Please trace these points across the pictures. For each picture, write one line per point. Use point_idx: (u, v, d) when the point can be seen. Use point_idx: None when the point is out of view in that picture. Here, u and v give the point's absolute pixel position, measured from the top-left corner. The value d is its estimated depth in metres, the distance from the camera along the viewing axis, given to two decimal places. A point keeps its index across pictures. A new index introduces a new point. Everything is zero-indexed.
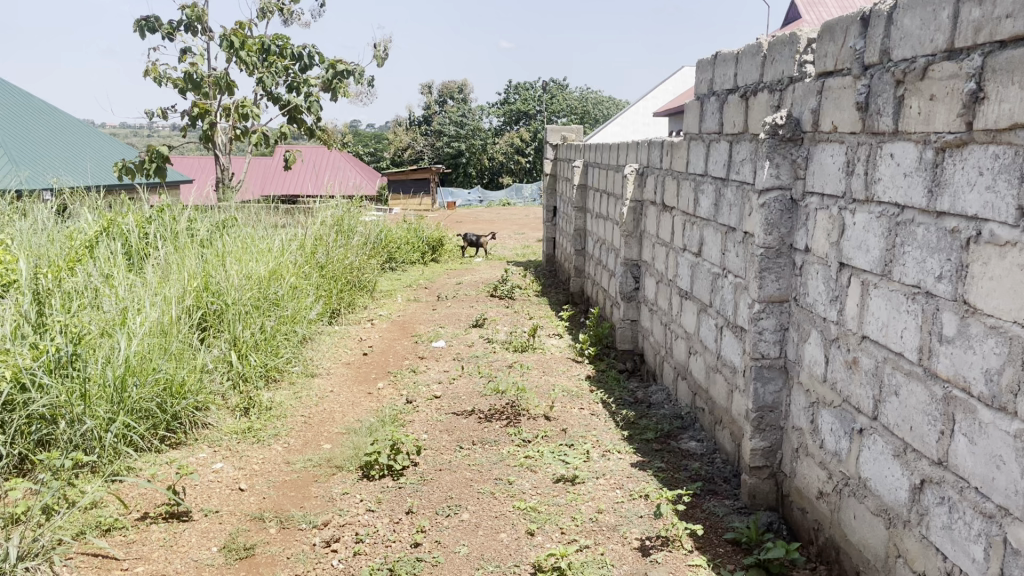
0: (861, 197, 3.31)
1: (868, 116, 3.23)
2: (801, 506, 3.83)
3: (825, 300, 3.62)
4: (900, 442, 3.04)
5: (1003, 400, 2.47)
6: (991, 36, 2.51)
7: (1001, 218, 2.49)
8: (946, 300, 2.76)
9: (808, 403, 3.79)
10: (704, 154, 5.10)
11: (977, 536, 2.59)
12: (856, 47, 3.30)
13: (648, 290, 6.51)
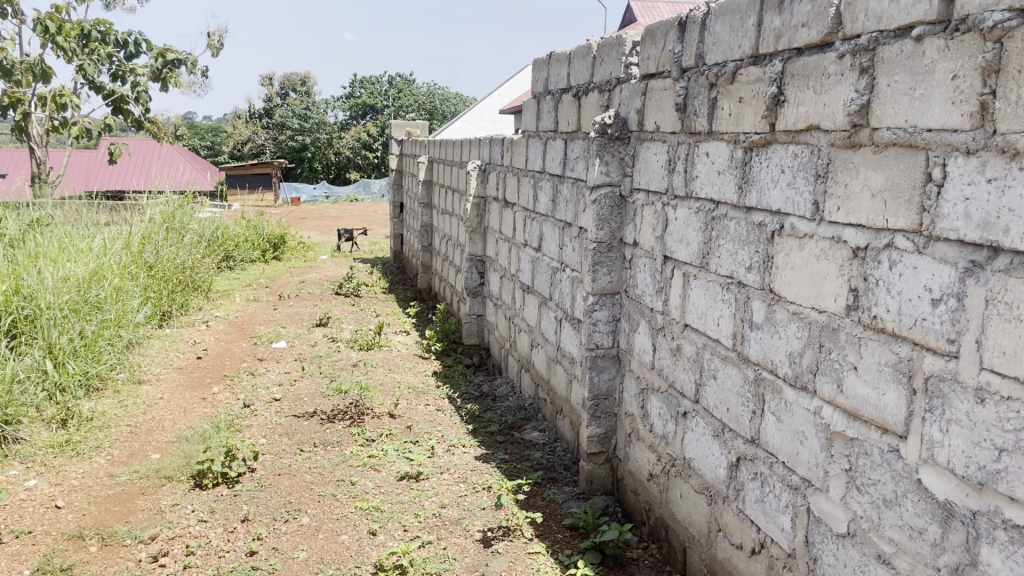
0: (682, 194, 3.50)
1: (686, 116, 3.42)
2: (634, 488, 4.01)
3: (652, 291, 3.80)
4: (718, 423, 3.24)
5: (805, 380, 2.69)
6: (789, 43, 2.71)
7: (800, 213, 2.70)
8: (755, 289, 2.97)
9: (638, 390, 3.96)
10: (541, 151, 5.21)
11: (784, 507, 2.81)
12: (675, 51, 3.48)
13: (492, 285, 6.60)
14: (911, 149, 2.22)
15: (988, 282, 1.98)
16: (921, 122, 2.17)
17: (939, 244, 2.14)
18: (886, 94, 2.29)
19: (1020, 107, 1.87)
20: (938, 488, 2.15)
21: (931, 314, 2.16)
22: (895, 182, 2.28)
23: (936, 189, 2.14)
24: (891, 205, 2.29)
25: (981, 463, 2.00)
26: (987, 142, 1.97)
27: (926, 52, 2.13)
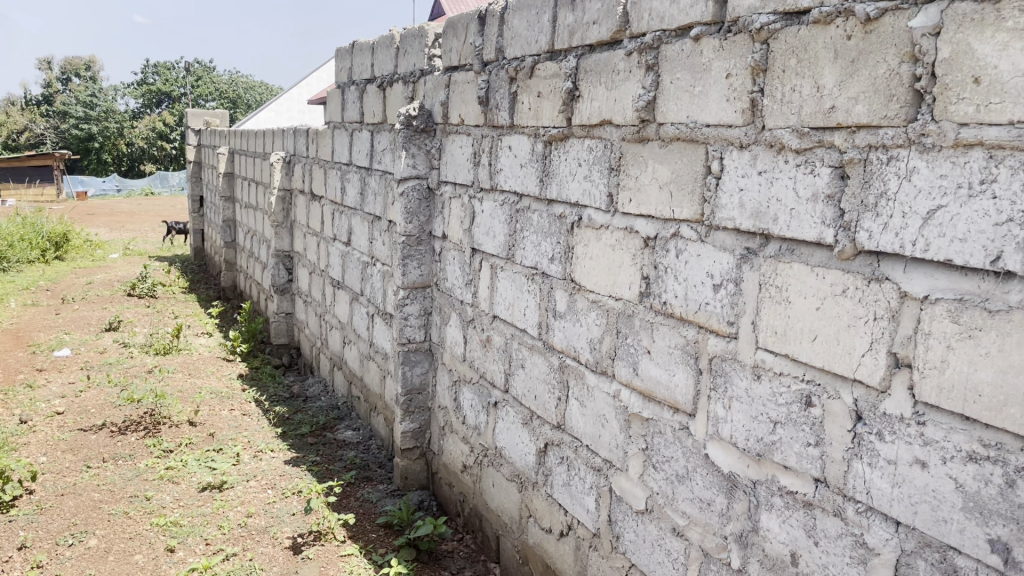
0: (487, 186, 3.52)
1: (488, 109, 3.44)
2: (448, 481, 4.01)
3: (461, 283, 3.81)
4: (527, 411, 3.30)
5: (604, 365, 2.80)
6: (581, 40, 2.80)
7: (596, 204, 2.80)
8: (558, 279, 3.05)
9: (450, 382, 3.96)
10: (347, 143, 5.09)
11: (589, 488, 2.91)
12: (476, 44, 3.50)
13: (301, 282, 6.38)
14: (693, 144, 2.35)
15: (761, 267, 2.13)
16: (700, 118, 2.31)
17: (719, 233, 2.29)
18: (669, 91, 2.42)
19: (784, 104, 2.03)
20: (723, 461, 2.30)
21: (713, 299, 2.30)
22: (680, 175, 2.41)
23: (715, 181, 2.28)
24: (677, 196, 2.43)
25: (759, 435, 2.16)
26: (757, 137, 2.12)
27: (703, 52, 2.27)
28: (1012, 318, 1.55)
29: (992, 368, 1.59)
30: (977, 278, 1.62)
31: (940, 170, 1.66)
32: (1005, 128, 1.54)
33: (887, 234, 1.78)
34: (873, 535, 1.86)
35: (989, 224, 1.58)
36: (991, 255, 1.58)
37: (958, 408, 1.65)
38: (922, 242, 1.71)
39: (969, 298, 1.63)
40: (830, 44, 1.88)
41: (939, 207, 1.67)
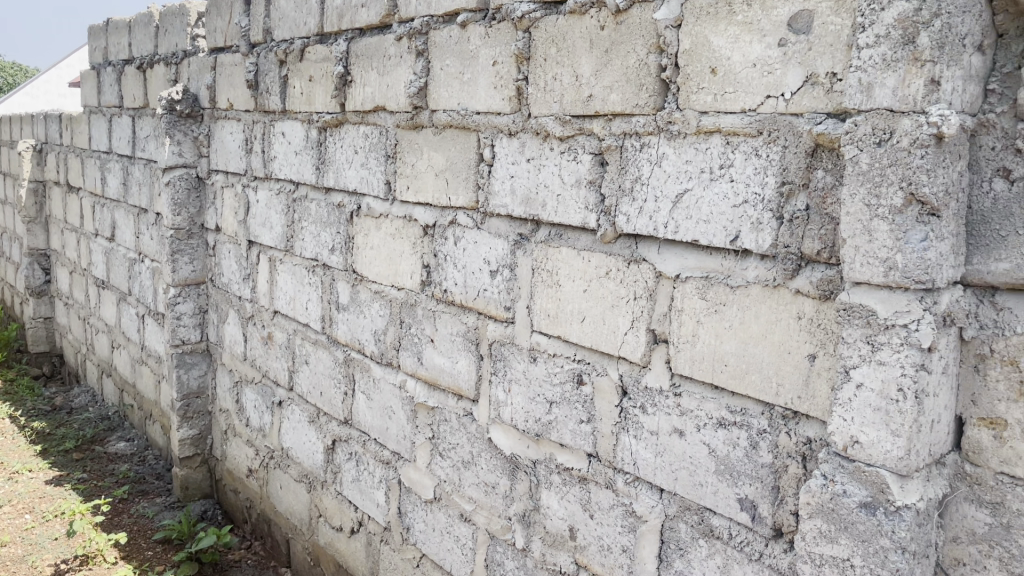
0: (261, 175, 3.35)
1: (258, 93, 3.27)
2: (233, 487, 3.81)
3: (238, 278, 3.60)
4: (313, 408, 3.19)
5: (389, 356, 2.75)
6: (351, 23, 2.74)
7: (374, 192, 2.74)
8: (338, 270, 2.96)
9: (231, 383, 3.75)
10: (105, 130, 4.67)
11: (378, 483, 2.86)
12: (241, 24, 3.32)
13: (60, 283, 5.80)
14: (465, 131, 2.35)
15: (533, 252, 2.18)
16: (471, 105, 2.32)
17: (493, 219, 2.31)
18: (439, 77, 2.41)
19: (547, 93, 2.08)
20: (505, 443, 2.33)
21: (490, 285, 2.32)
22: (454, 162, 2.41)
23: (488, 168, 2.30)
24: (452, 183, 2.42)
25: (537, 416, 2.21)
26: (524, 125, 2.16)
27: (470, 39, 2.28)
28: (751, 291, 1.67)
29: (735, 340, 1.71)
30: (720, 256, 1.74)
31: (686, 156, 1.76)
32: (738, 115, 1.65)
33: (642, 218, 1.87)
34: (642, 503, 1.95)
35: (728, 206, 1.69)
36: (731, 234, 1.69)
37: (709, 378, 1.77)
38: (673, 225, 1.80)
39: (714, 275, 1.74)
40: (586, 34, 1.96)
41: (687, 190, 1.77)
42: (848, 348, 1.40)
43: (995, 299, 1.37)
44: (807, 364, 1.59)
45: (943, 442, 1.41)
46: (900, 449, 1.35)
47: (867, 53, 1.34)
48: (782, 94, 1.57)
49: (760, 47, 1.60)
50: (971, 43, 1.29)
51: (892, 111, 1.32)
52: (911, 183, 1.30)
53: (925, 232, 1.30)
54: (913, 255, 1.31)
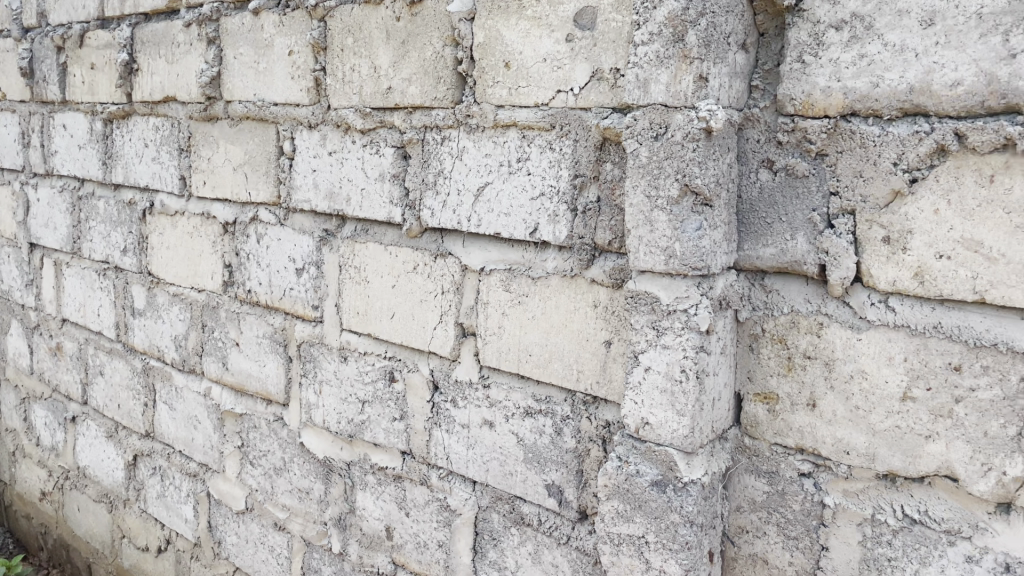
0: (41, 171, 3.06)
1: (34, 82, 2.99)
2: (25, 513, 3.47)
3: (19, 285, 3.28)
4: (111, 422, 2.96)
5: (192, 362, 2.59)
6: (135, 7, 2.55)
7: (167, 188, 2.57)
8: (132, 273, 2.75)
9: (17, 401, 3.41)
10: None
11: (185, 497, 2.69)
12: (11, 6, 3.01)
13: None
14: (262, 123, 2.25)
15: (339, 248, 2.12)
16: (268, 97, 2.22)
17: (296, 216, 2.23)
18: (233, 67, 2.29)
19: (345, 85, 2.03)
20: (317, 447, 2.26)
21: (296, 283, 2.24)
22: (252, 156, 2.30)
23: (288, 162, 2.21)
24: (251, 178, 2.31)
25: (349, 417, 2.16)
26: (324, 117, 2.09)
27: (264, 27, 2.19)
28: (550, 282, 1.70)
29: (537, 331, 1.74)
30: (522, 248, 1.77)
31: (485, 150, 1.77)
32: (531, 109, 1.67)
33: (445, 212, 1.86)
34: (455, 496, 1.95)
35: (526, 199, 1.71)
36: (530, 226, 1.71)
37: (514, 369, 1.79)
38: (475, 218, 1.80)
39: (516, 267, 1.76)
40: (382, 25, 1.93)
41: (487, 184, 1.77)
42: (637, 334, 1.46)
43: (764, 283, 1.47)
44: (604, 350, 1.64)
45: (725, 418, 1.49)
46: (685, 427, 1.42)
47: (643, 50, 1.39)
48: (572, 89, 1.61)
49: (549, 42, 1.63)
50: (735, 41, 1.37)
51: (666, 106, 1.38)
52: (685, 175, 1.36)
53: (699, 222, 1.38)
54: (689, 243, 1.38)
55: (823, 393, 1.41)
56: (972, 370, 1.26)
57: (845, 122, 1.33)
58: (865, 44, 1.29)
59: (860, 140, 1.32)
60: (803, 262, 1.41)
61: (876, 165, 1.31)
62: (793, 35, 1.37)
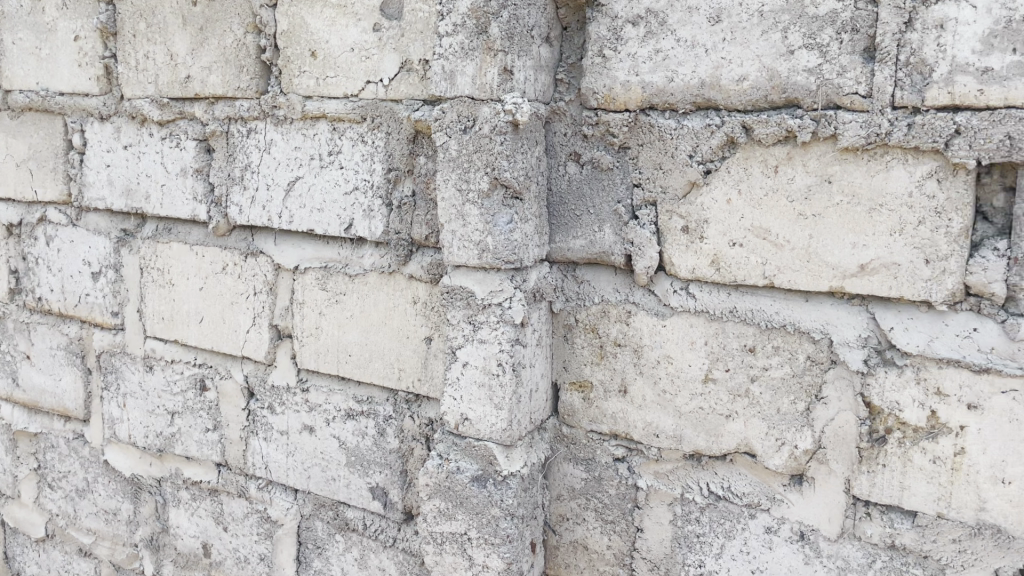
0: None
1: None
2: None
3: None
4: None
5: None
6: None
7: None
8: None
9: None
10: None
11: None
12: None
13: None
14: (48, 115, 2.05)
15: (139, 249, 1.97)
16: (52, 86, 2.03)
17: (91, 215, 2.05)
18: (11, 52, 2.07)
19: (140, 73, 1.88)
20: (123, 464, 2.10)
21: (93, 289, 2.06)
22: (37, 150, 2.09)
23: (79, 157, 2.03)
24: (37, 175, 2.11)
25: (158, 430, 2.01)
26: (117, 108, 1.93)
27: (45, 9, 1.99)
28: (368, 279, 1.65)
29: (356, 329, 1.68)
30: (336, 245, 1.70)
31: (293, 143, 1.69)
32: (341, 101, 1.61)
33: (255, 208, 1.76)
34: (276, 507, 1.86)
35: (339, 194, 1.65)
36: (344, 222, 1.65)
37: (333, 370, 1.73)
38: (287, 214, 1.72)
39: (332, 265, 1.70)
40: (177, 10, 1.80)
41: (297, 178, 1.69)
42: (453, 329, 1.44)
43: (576, 274, 1.50)
44: (424, 347, 1.61)
45: (543, 408, 1.51)
46: (504, 421, 1.41)
47: (447, 41, 1.37)
48: (381, 80, 1.56)
49: (356, 31, 1.57)
50: (538, 34, 1.37)
51: (473, 98, 1.36)
52: (494, 168, 1.35)
53: (510, 215, 1.37)
54: (501, 237, 1.37)
55: (634, 378, 1.45)
56: (765, 351, 1.33)
57: (645, 116, 1.37)
58: (659, 39, 1.33)
59: (658, 133, 1.36)
60: (611, 252, 1.44)
61: (674, 157, 1.35)
62: (593, 29, 1.39)
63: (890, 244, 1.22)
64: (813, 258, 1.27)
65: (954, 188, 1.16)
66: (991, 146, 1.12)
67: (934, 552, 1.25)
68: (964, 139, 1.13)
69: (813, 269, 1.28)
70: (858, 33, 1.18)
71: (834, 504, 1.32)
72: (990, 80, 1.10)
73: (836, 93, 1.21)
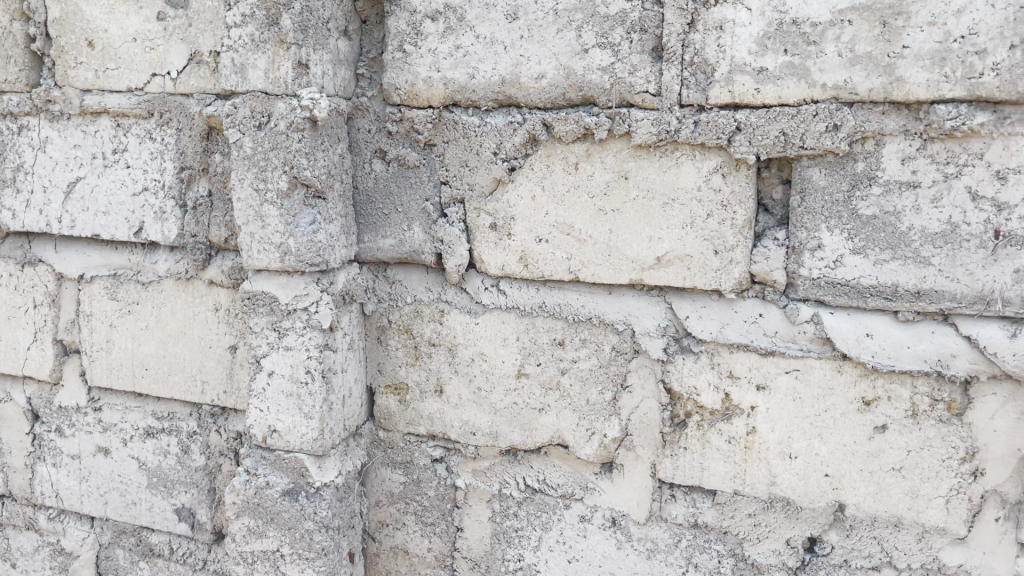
0: None
1: None
2: None
3: None
4: None
5: None
6: None
7: None
8: None
9: None
10: None
11: None
12: None
13: None
14: None
15: None
16: None
17: None
18: None
19: None
20: None
21: None
22: None
23: None
24: None
25: None
26: None
27: None
28: (163, 287, 1.54)
29: (153, 341, 1.57)
30: (126, 251, 1.58)
31: (72, 140, 1.54)
32: (124, 95, 1.48)
33: (30, 212, 1.60)
34: (70, 538, 1.70)
35: (127, 195, 1.52)
36: (134, 226, 1.53)
37: (129, 386, 1.60)
38: (68, 218, 1.57)
39: (122, 272, 1.57)
40: None
41: (78, 179, 1.55)
42: (256, 337, 1.37)
43: (387, 274, 1.46)
44: (229, 357, 1.52)
45: (357, 414, 1.46)
46: (315, 430, 1.35)
47: (236, 32, 1.29)
48: (168, 73, 1.45)
49: (137, 19, 1.45)
50: (334, 27, 1.32)
51: (267, 94, 1.29)
52: (292, 167, 1.28)
53: (313, 215, 1.32)
54: (304, 238, 1.31)
55: (448, 378, 1.44)
56: (573, 344, 1.36)
57: (448, 112, 1.34)
58: (459, 35, 1.31)
59: (462, 130, 1.34)
60: (420, 251, 1.41)
61: (479, 155, 1.34)
62: (392, 23, 1.35)
63: (683, 237, 1.27)
64: (614, 252, 1.31)
65: (738, 182, 1.23)
66: (768, 142, 1.18)
67: (732, 527, 1.32)
68: (744, 136, 1.19)
69: (615, 263, 1.31)
70: (646, 33, 1.22)
71: (642, 488, 1.36)
72: (765, 79, 1.17)
73: (629, 91, 1.24)
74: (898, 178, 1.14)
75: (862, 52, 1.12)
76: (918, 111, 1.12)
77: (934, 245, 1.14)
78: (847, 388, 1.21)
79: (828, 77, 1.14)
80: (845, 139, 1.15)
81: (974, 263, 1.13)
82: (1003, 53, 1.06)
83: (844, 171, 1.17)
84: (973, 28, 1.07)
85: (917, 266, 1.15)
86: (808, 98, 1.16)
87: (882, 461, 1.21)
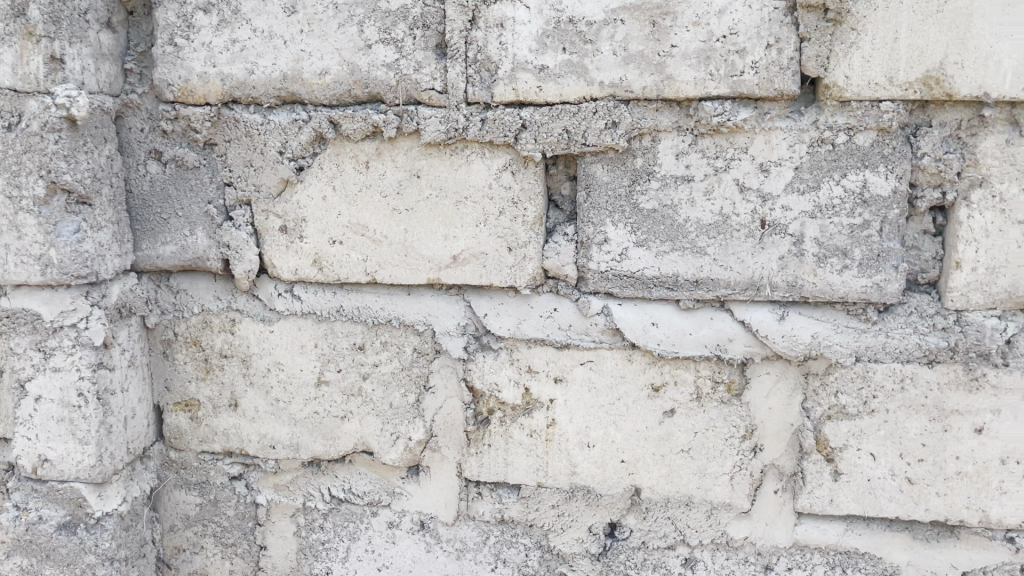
0: None
1: None
2: None
3: None
4: None
5: None
6: None
7: None
8: None
9: None
10: None
11: None
12: None
13: None
14: None
15: None
16: None
17: None
18: None
19: None
20: None
21: None
22: None
23: None
24: None
25: None
26: None
27: None
28: None
29: None
30: None
31: None
32: None
33: None
34: None
35: None
36: None
37: None
38: None
39: None
40: None
41: None
42: (18, 359, 1.25)
43: (170, 283, 1.37)
44: None
45: (143, 435, 1.36)
46: (91, 457, 1.25)
47: None
48: None
49: None
50: (94, 19, 1.22)
51: (15, 91, 1.16)
52: (50, 171, 1.17)
53: (77, 223, 1.21)
54: (67, 249, 1.19)
55: (243, 391, 1.36)
56: (373, 348, 1.32)
57: (227, 110, 1.26)
58: (234, 29, 1.24)
59: (244, 128, 1.27)
60: (205, 257, 1.33)
61: (263, 154, 1.27)
62: (160, 14, 1.25)
63: (477, 235, 1.26)
64: (410, 252, 1.28)
65: (527, 179, 1.23)
66: (552, 139, 1.20)
67: (537, 520, 1.34)
68: (530, 133, 1.20)
69: (411, 263, 1.28)
70: (428, 30, 1.20)
71: (448, 489, 1.35)
72: (546, 77, 1.18)
73: (415, 88, 1.21)
74: (674, 173, 1.19)
75: (635, 51, 1.15)
76: (688, 108, 1.17)
77: (708, 236, 1.20)
78: (638, 376, 1.26)
79: (605, 75, 1.17)
80: (623, 135, 1.18)
81: (744, 251, 1.19)
82: (761, 52, 1.12)
83: (624, 167, 1.21)
84: (733, 28, 1.12)
85: (695, 257, 1.21)
86: (588, 96, 1.18)
87: (672, 444, 1.27)
